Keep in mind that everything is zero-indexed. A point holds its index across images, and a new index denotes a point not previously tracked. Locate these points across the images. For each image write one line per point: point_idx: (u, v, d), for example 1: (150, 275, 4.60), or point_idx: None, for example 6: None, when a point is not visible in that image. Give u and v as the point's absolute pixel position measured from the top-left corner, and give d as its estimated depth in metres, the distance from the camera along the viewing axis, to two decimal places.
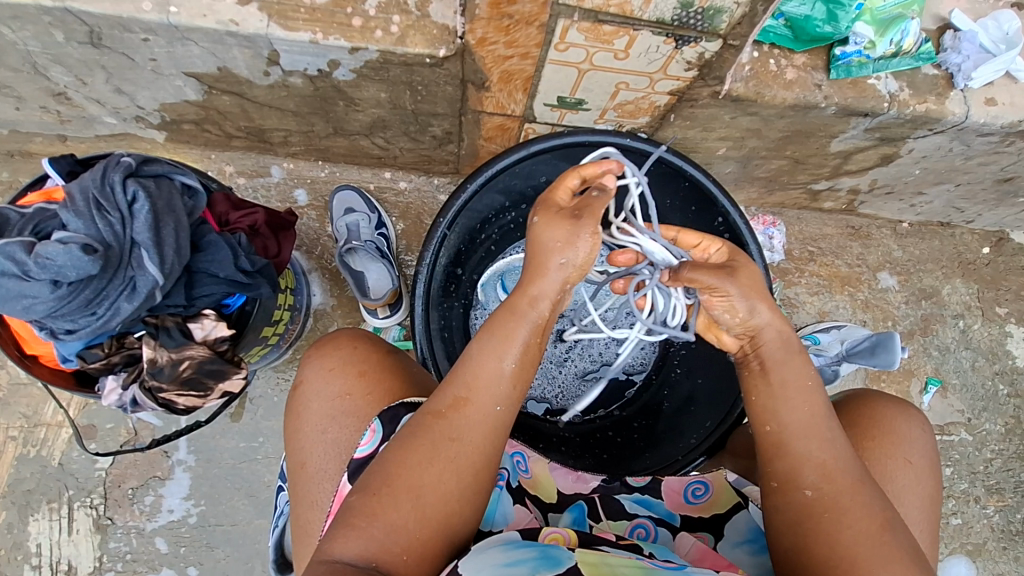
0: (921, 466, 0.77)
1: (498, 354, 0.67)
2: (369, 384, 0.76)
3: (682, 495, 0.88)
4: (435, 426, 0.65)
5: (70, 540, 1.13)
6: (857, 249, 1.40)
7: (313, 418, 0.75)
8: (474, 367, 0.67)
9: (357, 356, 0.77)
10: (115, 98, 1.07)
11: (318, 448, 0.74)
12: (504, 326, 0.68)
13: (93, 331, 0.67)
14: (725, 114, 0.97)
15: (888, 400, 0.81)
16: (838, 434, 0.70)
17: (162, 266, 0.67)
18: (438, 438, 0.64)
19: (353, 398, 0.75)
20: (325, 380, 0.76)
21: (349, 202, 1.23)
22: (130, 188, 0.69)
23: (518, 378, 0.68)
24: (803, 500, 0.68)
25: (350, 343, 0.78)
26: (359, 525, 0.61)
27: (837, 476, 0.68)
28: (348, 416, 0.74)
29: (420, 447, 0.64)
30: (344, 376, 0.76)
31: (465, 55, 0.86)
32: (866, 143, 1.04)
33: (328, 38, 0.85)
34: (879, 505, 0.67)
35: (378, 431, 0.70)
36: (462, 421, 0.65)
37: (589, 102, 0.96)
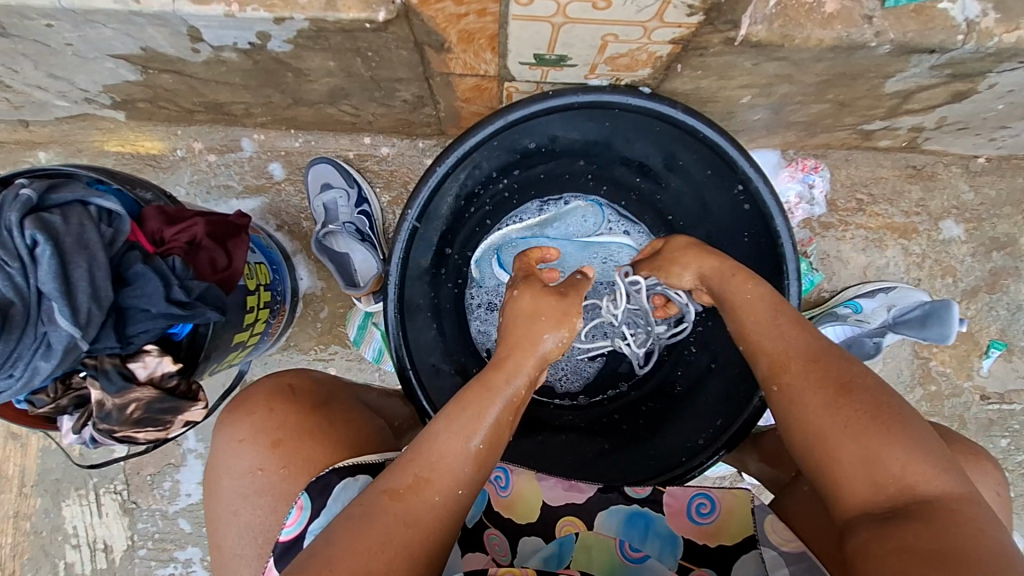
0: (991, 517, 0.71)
1: (466, 432, 0.61)
2: (284, 456, 0.66)
3: (687, 514, 0.79)
4: (391, 509, 0.56)
5: (101, 522, 1.20)
6: (917, 194, 1.19)
7: (227, 495, 0.67)
8: (437, 443, 0.60)
9: (274, 423, 0.67)
10: (55, 84, 0.98)
11: (234, 529, 0.67)
12: (472, 397, 0.63)
13: (19, 392, 0.64)
14: (745, 60, 0.77)
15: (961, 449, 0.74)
16: (790, 330, 0.69)
17: (76, 317, 0.61)
18: (392, 521, 0.55)
19: (267, 474, 0.66)
20: (235, 453, 0.67)
21: (325, 176, 1.12)
22: (29, 229, 0.61)
23: (483, 463, 0.62)
24: (772, 358, 0.69)
25: (268, 406, 0.69)
26: None
27: (797, 363, 0.67)
28: (264, 495, 0.66)
29: (372, 531, 0.55)
30: (259, 446, 0.67)
31: (410, 17, 0.70)
32: (932, 80, 0.82)
33: (245, 9, 0.71)
34: (843, 373, 0.65)
35: (305, 509, 0.61)
36: (420, 504, 0.57)
37: (573, 58, 0.79)
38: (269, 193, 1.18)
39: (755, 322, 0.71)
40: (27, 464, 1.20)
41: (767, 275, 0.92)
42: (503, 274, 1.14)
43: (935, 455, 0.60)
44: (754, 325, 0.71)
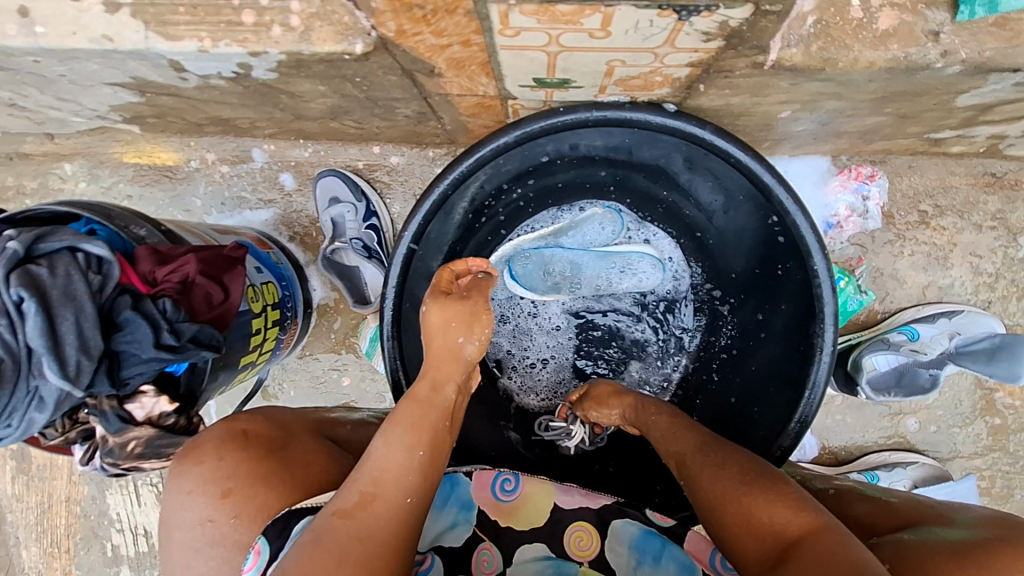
0: None
1: (410, 445, 0.60)
2: (236, 506, 0.61)
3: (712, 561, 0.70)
4: (340, 528, 0.55)
5: (141, 511, 1.30)
6: (994, 205, 1.03)
7: (177, 551, 0.62)
8: (383, 458, 0.59)
9: (221, 472, 0.62)
10: (64, 105, 0.98)
11: None
12: (411, 416, 0.62)
13: (18, 440, 0.64)
14: (781, 81, 0.66)
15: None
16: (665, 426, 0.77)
17: (65, 372, 0.63)
18: (344, 540, 0.54)
19: (215, 525, 0.61)
20: (182, 506, 0.62)
21: (333, 190, 1.09)
22: (16, 287, 0.62)
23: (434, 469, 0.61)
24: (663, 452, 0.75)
25: (214, 454, 0.63)
26: None
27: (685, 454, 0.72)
28: (215, 547, 0.60)
29: (323, 555, 0.52)
30: (205, 498, 0.62)
31: (389, 48, 0.64)
32: (1017, 95, 0.68)
33: (219, 45, 0.66)
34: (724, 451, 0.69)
35: (262, 554, 0.58)
36: (371, 520, 0.56)
37: (578, 81, 0.70)
38: (281, 203, 1.16)
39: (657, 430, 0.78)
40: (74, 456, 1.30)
41: (800, 312, 0.83)
42: (516, 287, 1.03)
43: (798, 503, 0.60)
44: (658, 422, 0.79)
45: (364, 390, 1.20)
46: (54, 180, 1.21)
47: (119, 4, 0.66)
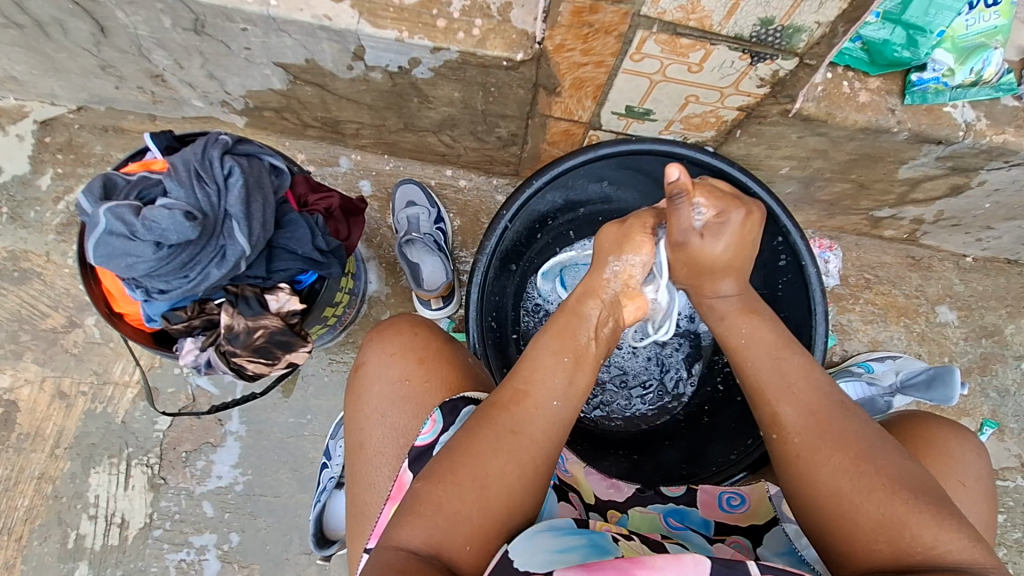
0: (976, 491, 0.74)
1: (557, 351, 0.73)
2: (427, 372, 0.75)
3: (719, 505, 0.86)
4: (496, 417, 0.68)
5: (125, 495, 1.21)
6: (916, 280, 1.37)
7: (373, 402, 0.75)
8: (533, 363, 0.72)
9: (418, 343, 0.77)
10: (206, 83, 1.15)
11: (378, 430, 0.73)
12: (560, 324, 0.76)
13: (184, 293, 0.72)
14: (793, 132, 0.97)
15: (942, 422, 0.78)
16: (798, 371, 0.72)
17: (250, 237, 0.72)
18: (501, 430, 0.67)
19: (413, 384, 0.74)
20: (386, 363, 0.75)
21: (411, 195, 1.27)
22: (227, 163, 0.74)
23: (579, 380, 0.73)
24: (772, 412, 0.70)
25: (411, 330, 0.78)
26: (424, 513, 0.63)
27: (791, 419, 0.69)
28: (408, 401, 0.73)
29: (484, 438, 0.66)
30: (403, 364, 0.75)
31: (541, 59, 0.89)
32: (936, 171, 1.03)
33: (413, 36, 0.89)
34: (852, 433, 0.66)
35: (439, 422, 0.71)
36: (522, 414, 0.68)
37: (656, 113, 0.98)
38: None
39: (757, 363, 0.74)
40: (67, 425, 1.22)
41: (795, 318, 1.07)
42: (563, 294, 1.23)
43: (944, 515, 0.60)
44: (760, 364, 0.74)
45: None
46: None
47: None
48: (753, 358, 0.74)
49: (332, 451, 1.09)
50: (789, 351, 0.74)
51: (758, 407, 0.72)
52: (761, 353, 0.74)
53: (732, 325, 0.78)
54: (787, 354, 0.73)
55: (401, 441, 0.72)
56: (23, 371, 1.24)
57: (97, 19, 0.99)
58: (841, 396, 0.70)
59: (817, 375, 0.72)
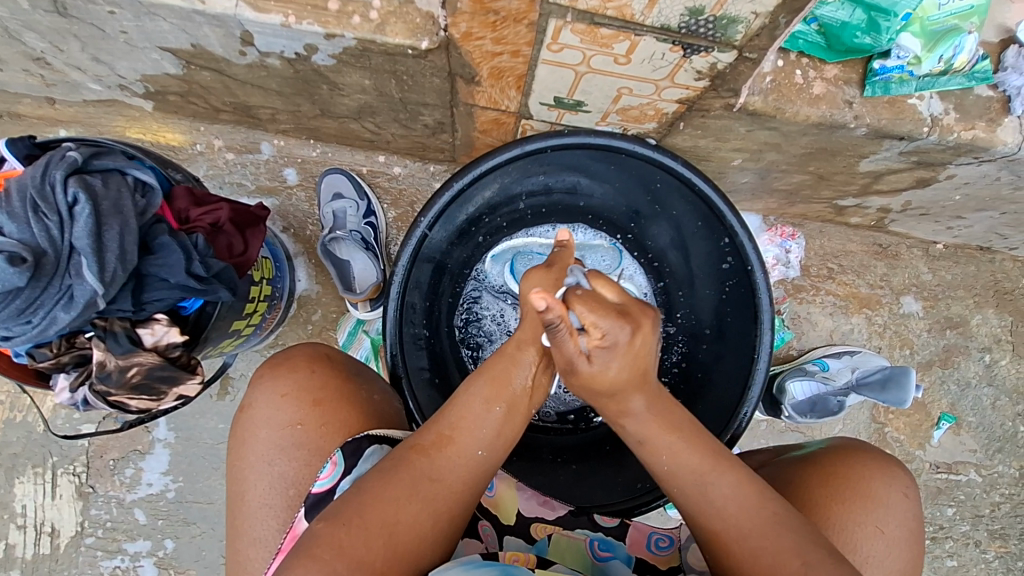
0: (894, 536, 0.70)
1: (490, 399, 0.67)
2: (324, 415, 0.69)
3: (646, 545, 0.82)
4: (416, 461, 0.62)
5: (53, 504, 1.18)
6: (881, 270, 1.29)
7: (258, 449, 0.68)
8: (464, 407, 0.66)
9: (314, 383, 0.70)
10: (94, 67, 1.02)
11: (263, 482, 0.67)
12: (495, 370, 0.68)
13: (30, 339, 0.64)
14: (740, 126, 0.87)
15: (869, 456, 0.74)
16: (730, 490, 0.64)
17: (102, 274, 0.63)
18: (418, 476, 0.61)
19: (305, 429, 0.68)
20: (277, 405, 0.68)
21: (337, 186, 1.17)
22: (71, 188, 0.64)
23: (506, 429, 0.68)
24: (715, 531, 0.64)
25: (308, 367, 0.71)
26: (321, 558, 0.54)
27: (734, 545, 0.63)
28: (299, 448, 0.67)
29: (399, 482, 0.61)
30: (296, 405, 0.69)
31: (450, 48, 0.78)
32: (900, 165, 0.93)
33: (300, 22, 0.77)
34: (784, 549, 0.60)
35: (339, 465, 0.64)
36: (444, 462, 0.63)
37: (589, 104, 0.87)
38: (281, 195, 1.22)
39: (683, 490, 0.67)
40: None
41: (741, 322, 0.98)
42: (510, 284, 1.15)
43: None
44: (687, 490, 0.66)
45: None
46: None
47: None
48: (678, 477, 0.67)
49: None
50: (717, 465, 0.65)
51: (695, 525, 0.67)
52: (683, 475, 0.66)
53: (652, 437, 0.67)
54: (716, 472, 0.65)
55: (286, 493, 0.67)
56: None
57: None
58: (775, 506, 0.64)
59: (747, 489, 0.64)
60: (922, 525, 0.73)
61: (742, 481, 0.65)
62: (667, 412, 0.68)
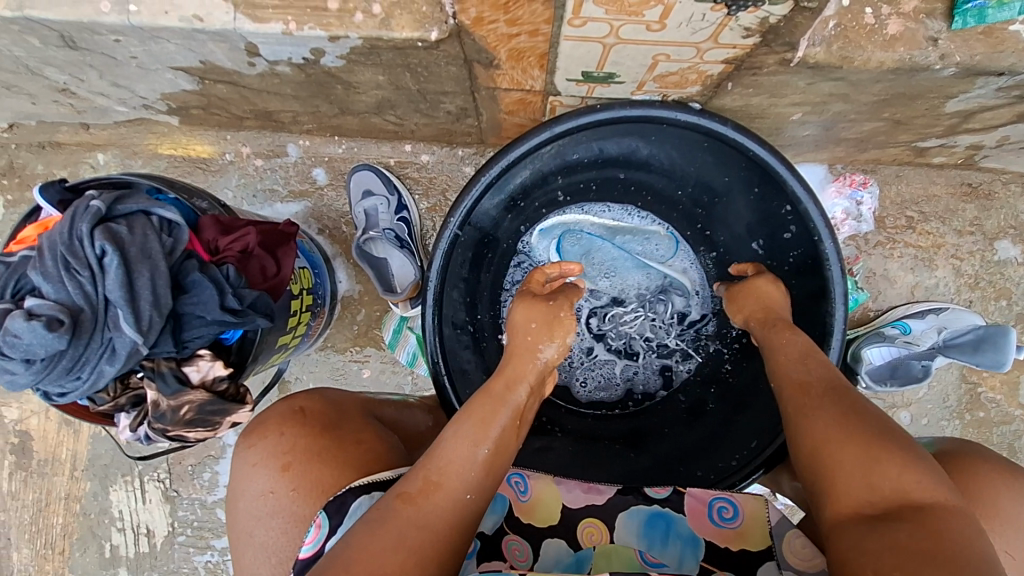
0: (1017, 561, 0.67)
1: (475, 439, 0.61)
2: (294, 480, 0.67)
3: (709, 516, 0.76)
4: (403, 512, 0.56)
5: (145, 508, 1.26)
6: (971, 213, 1.14)
7: (242, 519, 0.69)
8: (448, 449, 0.60)
9: (283, 445, 0.69)
10: (116, 91, 1.02)
11: (256, 549, 0.67)
12: (482, 409, 0.64)
13: (83, 394, 0.65)
14: (800, 80, 0.75)
15: (992, 465, 0.69)
16: (808, 354, 0.72)
17: (139, 323, 0.64)
18: (405, 523, 0.55)
19: (278, 496, 0.67)
20: (249, 476, 0.68)
21: (367, 183, 1.14)
22: (97, 240, 0.64)
23: (495, 466, 0.61)
24: (783, 375, 0.71)
25: (276, 431, 0.70)
26: None
27: (798, 380, 0.70)
28: (275, 517, 0.66)
29: (385, 532, 0.55)
30: (268, 469, 0.68)
31: (462, 36, 0.71)
32: (997, 101, 0.79)
33: (302, 28, 0.72)
34: (844, 394, 0.66)
35: (322, 526, 0.62)
36: (431, 508, 0.57)
37: (622, 75, 0.78)
38: (312, 197, 1.21)
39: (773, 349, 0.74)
40: (78, 450, 1.26)
41: (809, 296, 0.90)
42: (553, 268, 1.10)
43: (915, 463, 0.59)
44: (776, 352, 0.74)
45: (385, 381, 1.22)
46: (85, 171, 1.23)
47: None
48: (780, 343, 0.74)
49: None
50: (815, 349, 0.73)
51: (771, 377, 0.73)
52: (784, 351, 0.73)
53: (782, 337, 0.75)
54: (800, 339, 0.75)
55: None
56: (27, 403, 1.27)
57: None
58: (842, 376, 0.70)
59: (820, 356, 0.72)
60: None
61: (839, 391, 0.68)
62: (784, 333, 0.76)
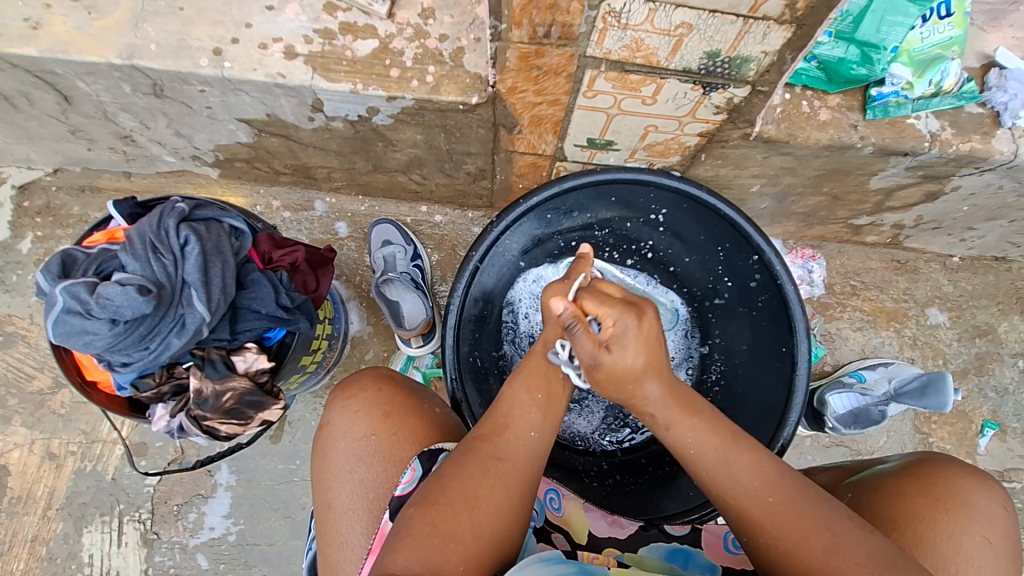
0: (1000, 547, 0.68)
1: (530, 387, 0.76)
2: (395, 426, 0.72)
3: (724, 546, 0.87)
4: (483, 447, 0.69)
5: (119, 552, 1.22)
6: (903, 284, 1.35)
7: (340, 459, 0.71)
8: (509, 400, 0.74)
9: (381, 398, 0.74)
10: (175, 140, 1.16)
11: (346, 489, 0.70)
12: (530, 367, 0.77)
13: (146, 364, 0.73)
14: (758, 153, 0.96)
15: (961, 470, 0.72)
16: (749, 466, 0.67)
17: (209, 303, 0.73)
18: (485, 455, 0.68)
19: (379, 439, 0.71)
20: (351, 420, 0.72)
21: (386, 234, 1.28)
22: (182, 232, 0.75)
23: (553, 410, 0.76)
24: (736, 506, 0.66)
25: (374, 384, 0.75)
26: (417, 536, 0.60)
27: (761, 516, 0.64)
28: (376, 456, 0.71)
29: (471, 465, 0.67)
30: (370, 419, 0.72)
31: (496, 101, 0.89)
32: (909, 180, 1.02)
33: (367, 88, 0.90)
34: (813, 517, 0.63)
35: (418, 469, 0.69)
36: (507, 445, 0.70)
37: (619, 143, 0.98)
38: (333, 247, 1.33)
39: (712, 476, 0.67)
40: (57, 486, 1.23)
41: (777, 335, 1.04)
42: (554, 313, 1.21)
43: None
44: (716, 475, 0.68)
45: None
46: None
47: (296, 54, 0.90)
48: (702, 459, 0.68)
49: None
50: (737, 445, 0.68)
51: (722, 503, 0.68)
52: (707, 455, 0.68)
53: (676, 424, 0.70)
54: (736, 451, 0.68)
55: (369, 498, 0.70)
56: (13, 435, 1.25)
57: (57, 89, 1.00)
58: (785, 472, 0.67)
59: (766, 459, 0.67)
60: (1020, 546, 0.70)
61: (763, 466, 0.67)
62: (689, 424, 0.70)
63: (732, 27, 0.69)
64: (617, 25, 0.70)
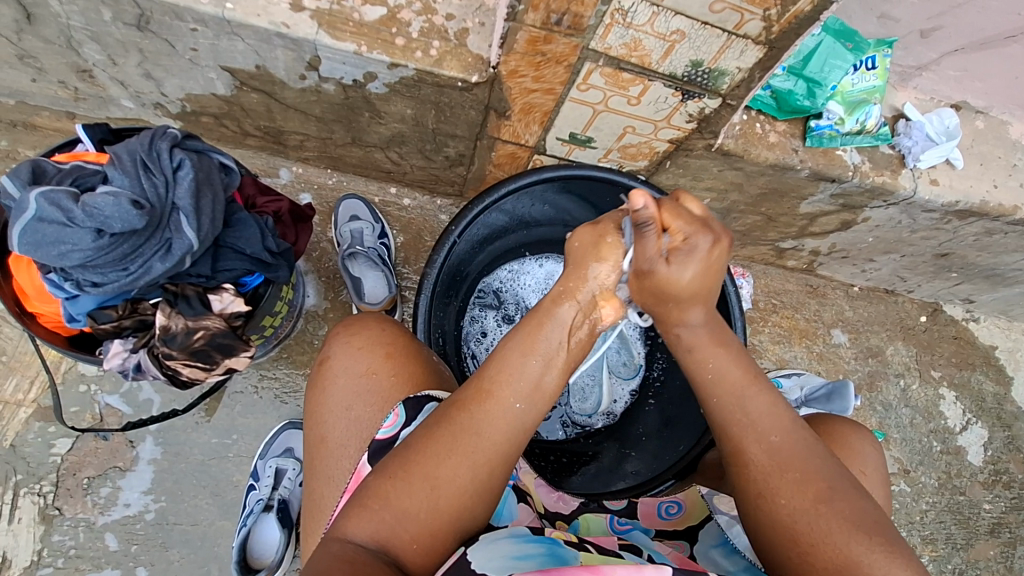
0: (873, 477, 0.81)
1: (525, 351, 0.69)
2: (395, 366, 0.76)
3: (657, 514, 0.92)
4: (456, 418, 0.65)
5: (10, 529, 1.08)
6: (814, 306, 1.54)
7: (337, 396, 0.75)
8: (502, 362, 0.69)
9: (385, 337, 0.78)
10: (141, 82, 1.10)
11: (341, 424, 0.74)
12: (531, 323, 0.72)
13: (121, 287, 0.69)
14: (715, 166, 1.09)
15: (839, 419, 0.87)
16: (750, 399, 0.71)
17: (198, 231, 0.71)
18: (456, 430, 0.64)
19: (377, 376, 0.75)
20: (351, 356, 0.76)
21: (354, 210, 1.28)
22: (176, 156, 0.72)
23: (547, 382, 0.69)
24: (735, 444, 0.69)
25: (378, 323, 0.79)
26: (371, 506, 0.62)
27: (756, 467, 0.67)
28: (374, 394, 0.74)
29: (438, 439, 0.64)
30: (370, 355, 0.76)
31: (495, 83, 0.95)
32: (830, 207, 1.19)
33: (371, 51, 0.92)
34: (810, 476, 0.65)
35: (402, 415, 0.70)
36: (482, 416, 0.65)
37: (597, 141, 1.07)
38: None
39: (721, 402, 0.71)
40: None
41: None
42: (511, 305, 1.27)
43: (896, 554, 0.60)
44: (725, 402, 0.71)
45: None
46: None
47: (303, 8, 0.91)
48: (719, 385, 0.72)
49: (261, 472, 1.12)
50: (756, 386, 0.71)
51: (721, 437, 0.71)
52: (727, 382, 0.71)
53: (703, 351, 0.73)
54: (753, 388, 0.71)
55: (360, 435, 0.73)
56: None
57: (21, 4, 0.92)
58: (798, 432, 0.69)
59: (779, 410, 0.70)
60: (887, 477, 0.84)
61: (777, 410, 0.70)
62: (723, 352, 0.73)
63: (717, 40, 0.80)
64: (622, 23, 0.78)
